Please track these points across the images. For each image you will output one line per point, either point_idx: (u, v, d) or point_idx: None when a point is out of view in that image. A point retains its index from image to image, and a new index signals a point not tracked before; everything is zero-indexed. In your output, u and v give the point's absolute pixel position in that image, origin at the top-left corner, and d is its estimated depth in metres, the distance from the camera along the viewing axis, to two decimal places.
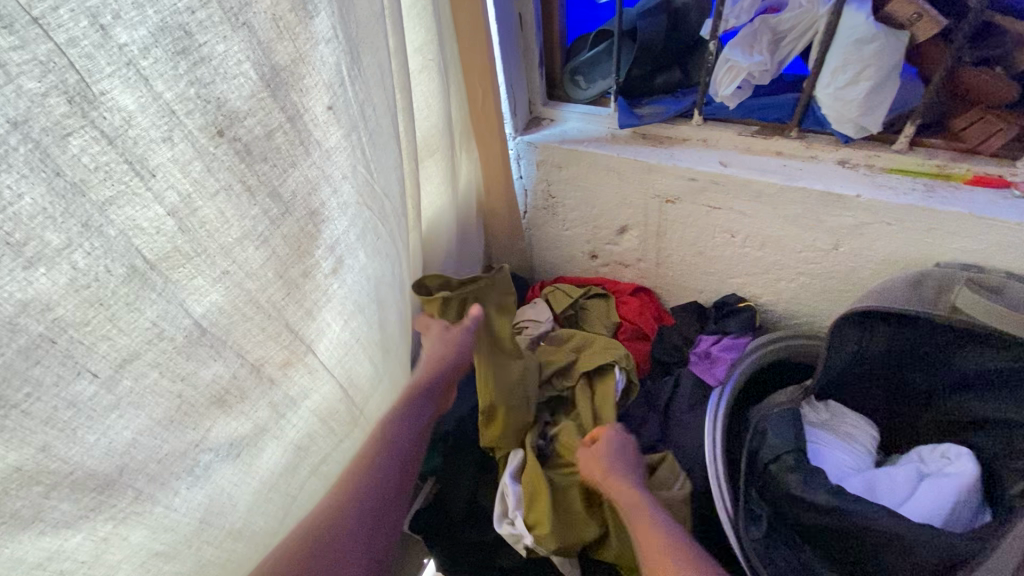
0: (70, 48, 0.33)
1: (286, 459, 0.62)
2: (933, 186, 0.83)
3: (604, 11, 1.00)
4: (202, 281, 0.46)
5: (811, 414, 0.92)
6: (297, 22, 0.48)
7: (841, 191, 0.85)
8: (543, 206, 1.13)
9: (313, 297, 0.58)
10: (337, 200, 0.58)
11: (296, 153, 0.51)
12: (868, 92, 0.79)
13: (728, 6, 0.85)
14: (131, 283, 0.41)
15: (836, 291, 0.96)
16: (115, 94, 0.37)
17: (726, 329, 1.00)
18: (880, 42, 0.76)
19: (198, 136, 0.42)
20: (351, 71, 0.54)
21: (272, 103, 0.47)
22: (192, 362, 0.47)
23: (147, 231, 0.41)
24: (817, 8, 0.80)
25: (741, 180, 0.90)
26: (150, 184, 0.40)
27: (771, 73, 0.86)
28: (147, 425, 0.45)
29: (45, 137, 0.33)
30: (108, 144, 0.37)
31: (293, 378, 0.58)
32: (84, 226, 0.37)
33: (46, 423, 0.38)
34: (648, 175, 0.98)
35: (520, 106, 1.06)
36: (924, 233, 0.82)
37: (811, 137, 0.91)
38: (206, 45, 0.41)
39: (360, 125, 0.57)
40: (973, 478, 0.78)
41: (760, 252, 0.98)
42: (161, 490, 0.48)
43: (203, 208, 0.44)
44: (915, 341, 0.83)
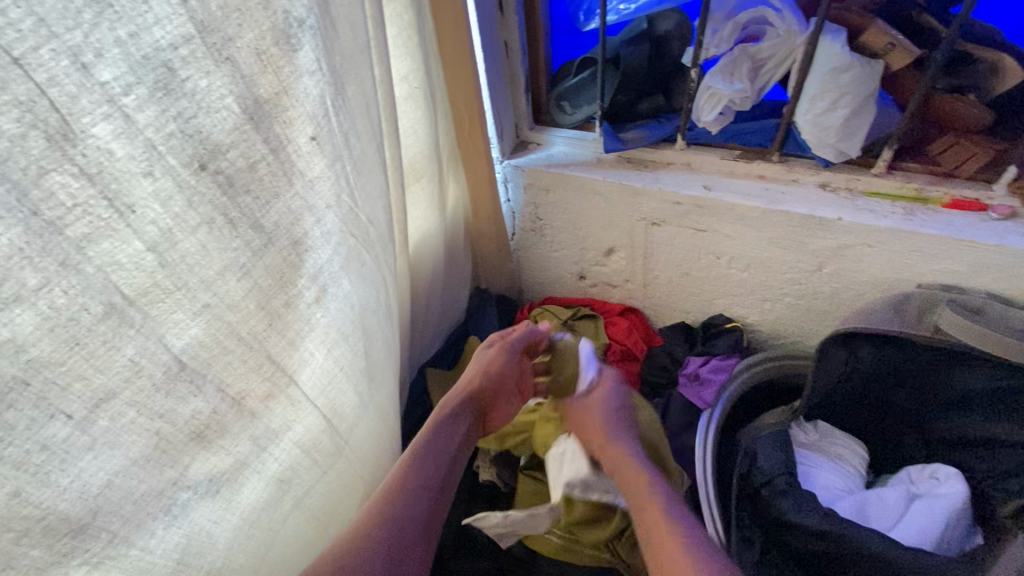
0: (50, 86, 0.33)
1: (269, 493, 0.60)
2: (912, 209, 0.85)
3: (588, 38, 1.02)
4: (182, 315, 0.45)
5: (800, 435, 0.92)
6: (281, 55, 0.48)
7: (823, 214, 0.86)
8: (530, 228, 1.14)
9: (296, 327, 0.57)
10: (321, 229, 0.57)
11: (279, 184, 0.51)
12: (844, 119, 0.81)
13: (708, 35, 0.86)
14: (109, 320, 0.40)
15: (821, 311, 0.97)
16: (96, 131, 0.36)
17: (714, 351, 1.02)
18: (854, 72, 0.78)
19: (179, 170, 0.42)
20: (335, 102, 0.55)
21: (255, 135, 0.47)
22: (171, 400, 0.46)
23: (126, 267, 0.40)
24: (794, 38, 0.81)
25: (725, 203, 0.92)
26: (129, 220, 0.40)
27: (752, 100, 0.88)
28: (123, 465, 0.44)
29: (23, 177, 0.33)
30: (87, 181, 0.37)
31: (275, 411, 0.57)
32: (62, 265, 0.36)
33: (16, 468, 0.37)
34: (634, 199, 0.99)
35: (507, 131, 1.07)
36: (905, 254, 0.84)
37: (792, 160, 0.93)
38: (189, 80, 0.41)
39: (344, 154, 0.58)
40: (963, 500, 0.79)
41: (746, 273, 0.99)
42: (136, 532, 0.47)
43: (183, 242, 0.44)
44: (901, 362, 0.84)
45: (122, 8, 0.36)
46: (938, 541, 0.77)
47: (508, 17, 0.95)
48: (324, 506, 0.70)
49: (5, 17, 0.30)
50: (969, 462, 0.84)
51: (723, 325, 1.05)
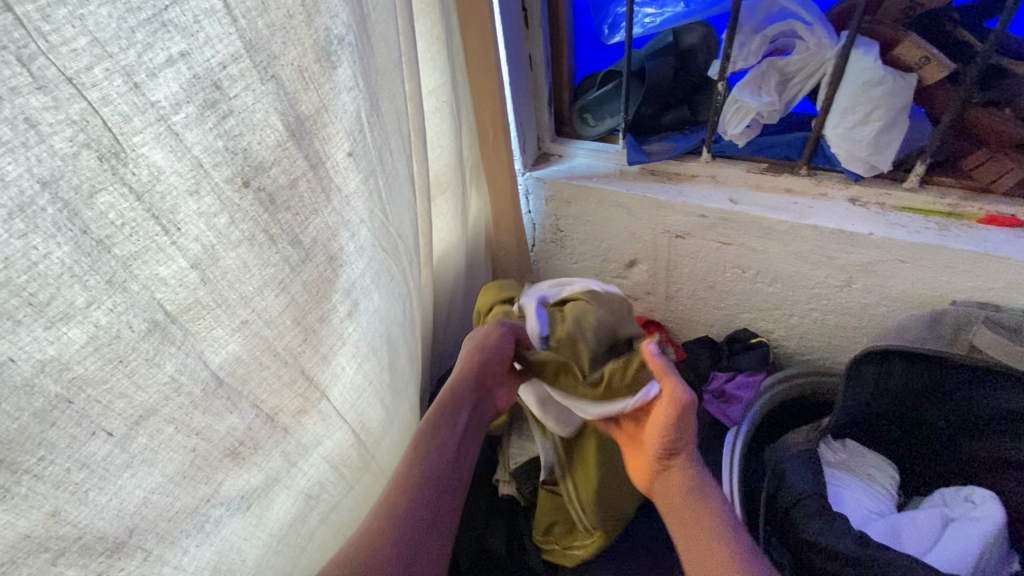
0: (103, 106, 0.33)
1: (297, 509, 0.60)
2: (946, 224, 0.83)
3: (613, 51, 1.02)
4: (221, 331, 0.45)
5: (828, 454, 0.90)
6: (321, 73, 0.48)
7: (853, 228, 0.85)
8: (551, 240, 1.13)
9: (328, 342, 0.57)
10: (355, 244, 0.57)
11: (318, 201, 0.51)
12: (877, 132, 0.80)
13: (736, 49, 0.86)
14: (152, 338, 0.40)
15: (850, 327, 0.95)
16: (146, 149, 0.36)
17: (738, 367, 1.00)
18: (888, 85, 0.77)
19: (224, 187, 0.42)
20: (371, 117, 0.55)
21: (296, 151, 0.47)
22: (208, 417, 0.46)
23: (170, 284, 0.40)
24: (824, 52, 0.80)
25: (752, 217, 0.90)
26: (175, 237, 0.40)
27: (780, 113, 0.88)
28: (160, 482, 0.43)
29: (74, 197, 0.33)
30: (136, 199, 0.37)
31: (306, 426, 0.57)
32: (109, 283, 0.36)
33: (57, 486, 0.36)
34: (658, 211, 0.98)
35: (529, 142, 1.06)
36: (938, 271, 0.82)
37: (820, 174, 0.92)
38: (236, 98, 0.41)
39: (378, 168, 0.57)
40: (999, 524, 0.77)
41: (772, 288, 0.97)
42: (170, 550, 0.46)
43: (225, 258, 0.44)
44: (936, 381, 0.82)
45: (173, 28, 0.36)
46: (975, 565, 0.75)
47: (534, 30, 0.95)
48: (349, 522, 0.69)
49: (62, 37, 0.30)
50: (1008, 485, 0.81)
51: (748, 340, 1.03)
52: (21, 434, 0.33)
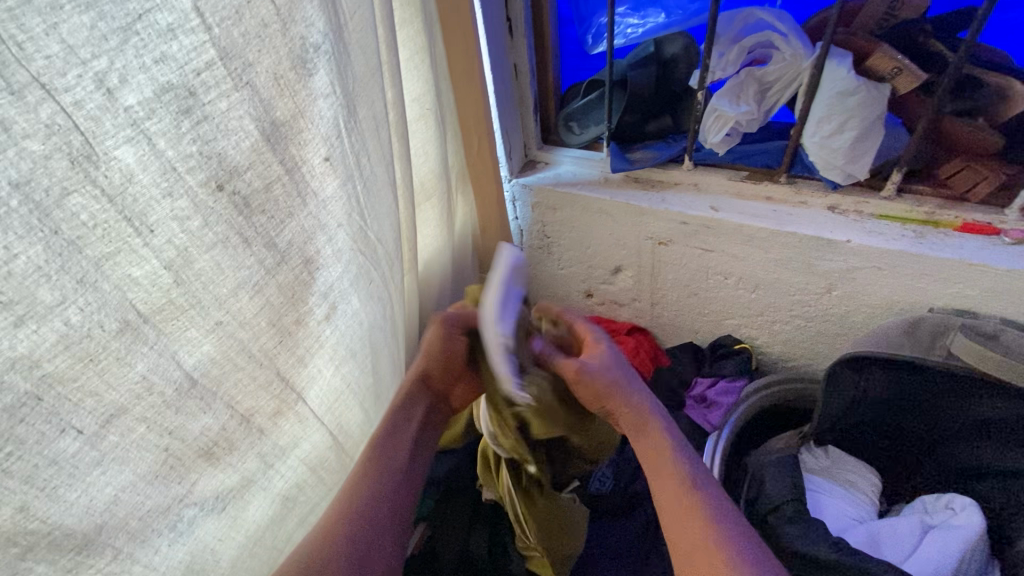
0: (75, 110, 0.34)
1: (273, 510, 0.60)
2: (922, 232, 0.84)
3: (596, 61, 1.04)
4: (195, 332, 0.46)
5: (808, 460, 0.91)
6: (297, 80, 0.49)
7: (831, 236, 0.86)
8: (537, 246, 1.14)
9: (305, 344, 0.57)
10: (332, 248, 0.58)
11: (294, 205, 0.52)
12: (852, 141, 0.82)
13: (714, 58, 0.87)
14: (124, 337, 0.41)
15: (831, 333, 0.96)
16: (119, 153, 0.37)
17: (721, 372, 1.02)
18: (861, 94, 0.79)
19: (198, 191, 0.43)
20: (348, 124, 0.56)
21: (272, 156, 0.48)
22: (181, 416, 0.46)
23: (143, 285, 0.41)
24: (800, 62, 0.82)
25: (733, 224, 0.92)
26: (148, 239, 0.41)
27: (759, 121, 0.89)
28: (131, 480, 0.44)
29: (45, 198, 0.34)
30: (108, 202, 0.38)
31: (283, 428, 0.58)
32: (80, 283, 0.37)
33: (25, 482, 0.37)
34: (641, 218, 0.99)
35: (515, 150, 1.08)
36: (915, 277, 0.83)
37: (800, 182, 0.93)
38: (210, 104, 0.42)
39: (355, 174, 0.59)
40: (979, 532, 0.77)
41: (754, 294, 0.98)
42: (141, 549, 0.46)
43: (199, 260, 0.45)
44: (913, 388, 0.83)
45: (147, 35, 0.37)
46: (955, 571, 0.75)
47: (518, 40, 0.97)
48: None
49: (35, 44, 0.32)
50: (986, 491, 0.82)
51: (732, 346, 1.04)
52: None
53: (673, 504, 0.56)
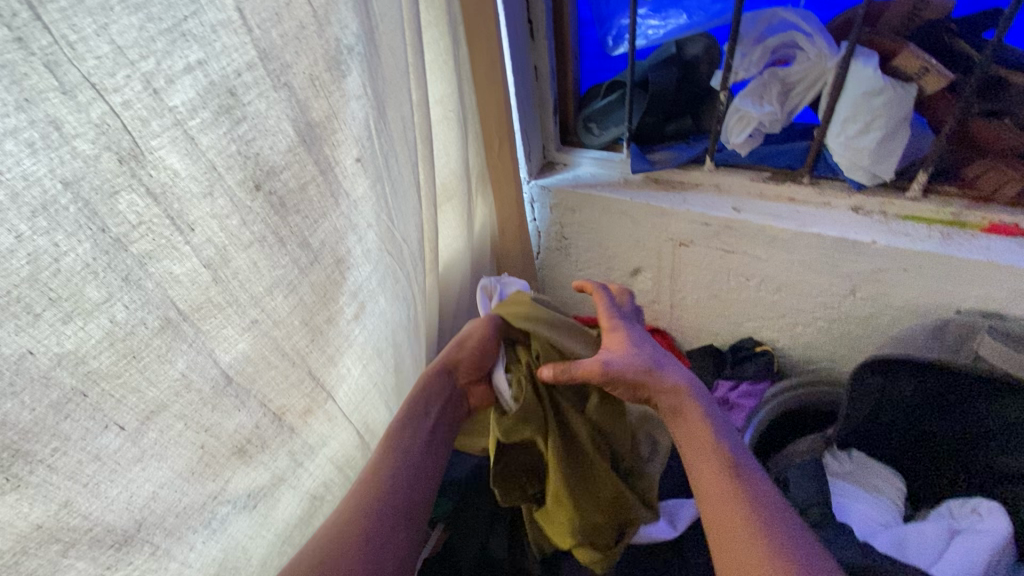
0: (124, 109, 0.35)
1: (302, 509, 0.60)
2: (949, 233, 0.83)
3: (616, 62, 1.04)
4: (232, 330, 0.46)
5: (832, 464, 0.91)
6: (332, 81, 0.50)
7: (856, 237, 0.85)
8: (555, 247, 1.14)
9: (335, 343, 0.58)
10: (362, 248, 0.59)
11: (327, 204, 0.52)
12: (879, 141, 0.81)
13: (737, 59, 0.87)
14: (164, 335, 0.41)
15: (854, 336, 0.95)
16: (163, 152, 0.38)
17: (742, 375, 1.01)
18: (887, 95, 0.77)
19: (237, 190, 0.44)
20: (378, 125, 0.56)
21: (307, 157, 0.49)
22: (217, 414, 0.47)
23: (183, 283, 0.42)
24: (825, 62, 0.82)
25: (755, 225, 0.91)
26: (188, 238, 0.41)
27: (782, 122, 0.88)
28: (168, 477, 0.44)
29: (94, 197, 0.35)
30: (153, 201, 0.38)
31: (312, 427, 0.58)
32: (125, 280, 0.38)
33: (70, 478, 0.37)
34: (662, 220, 0.99)
35: (535, 151, 1.08)
36: (942, 279, 0.82)
37: (823, 183, 0.93)
38: (249, 104, 0.43)
39: (384, 175, 0.59)
40: (1007, 536, 0.76)
41: (776, 296, 0.98)
42: (177, 545, 0.47)
43: (236, 259, 0.45)
44: (941, 390, 0.81)
45: (193, 37, 0.38)
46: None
47: (539, 42, 0.97)
48: None
49: (87, 46, 0.32)
50: (1015, 497, 0.80)
51: (752, 348, 1.03)
52: (37, 424, 0.35)
53: (708, 485, 0.55)
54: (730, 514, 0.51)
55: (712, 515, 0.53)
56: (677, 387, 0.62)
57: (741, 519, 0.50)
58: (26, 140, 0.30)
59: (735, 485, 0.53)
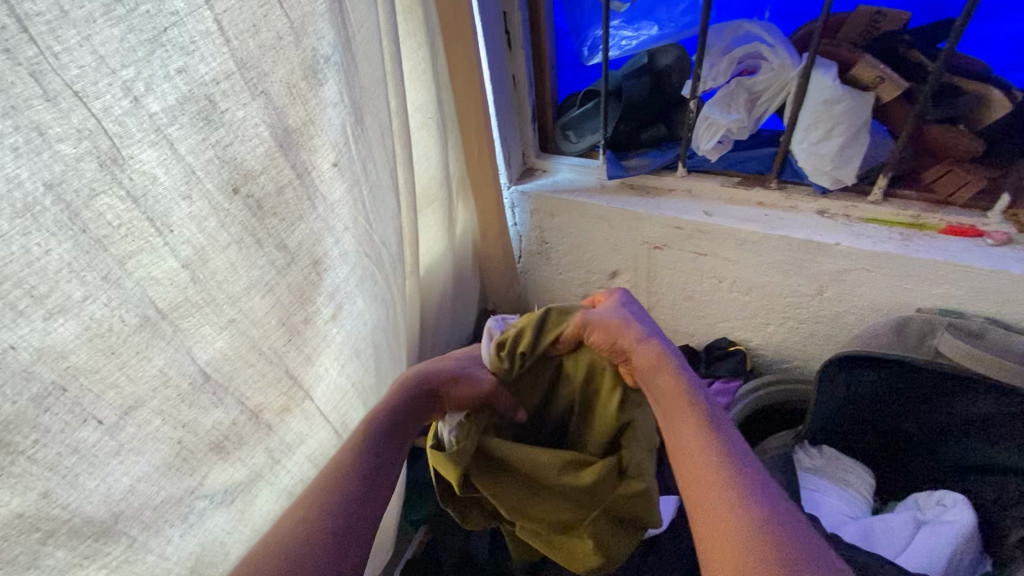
0: (105, 116, 0.37)
1: (280, 506, 0.61)
2: (909, 235, 0.87)
3: (592, 71, 1.07)
4: (209, 329, 0.48)
5: (804, 459, 0.93)
6: (308, 89, 0.52)
7: (821, 239, 0.88)
8: (535, 252, 1.17)
9: (313, 342, 0.60)
10: (340, 250, 0.61)
11: (304, 208, 0.54)
12: (839, 147, 0.85)
13: (705, 69, 0.90)
14: (143, 332, 0.43)
15: (823, 335, 0.98)
16: (143, 157, 0.40)
17: (716, 373, 1.03)
18: (846, 103, 0.82)
19: (215, 194, 0.46)
20: (355, 132, 0.59)
21: (284, 161, 0.51)
22: (195, 410, 0.48)
23: (162, 282, 0.44)
24: (788, 71, 0.86)
25: (726, 228, 0.94)
26: (167, 239, 0.43)
27: (750, 129, 0.92)
28: (146, 471, 0.46)
29: (76, 198, 0.37)
30: (132, 202, 0.40)
31: (290, 424, 0.59)
32: (105, 279, 0.39)
33: (49, 469, 0.39)
34: (637, 224, 1.02)
35: (514, 158, 1.11)
36: (902, 279, 0.86)
37: (790, 187, 0.96)
38: (228, 111, 0.45)
39: (361, 179, 0.61)
40: (970, 527, 0.79)
41: (748, 297, 1.01)
42: (154, 538, 0.48)
43: (214, 260, 0.47)
44: (904, 385, 0.84)
45: (172, 47, 0.40)
46: (945, 566, 0.77)
47: (516, 52, 1.00)
48: None
49: (70, 56, 0.34)
50: (976, 488, 0.83)
51: (726, 348, 1.06)
52: (18, 417, 0.36)
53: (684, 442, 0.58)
54: (703, 467, 0.55)
55: (687, 467, 0.56)
56: (655, 350, 0.63)
57: (715, 474, 0.54)
58: (11, 144, 0.32)
59: (707, 444, 0.56)
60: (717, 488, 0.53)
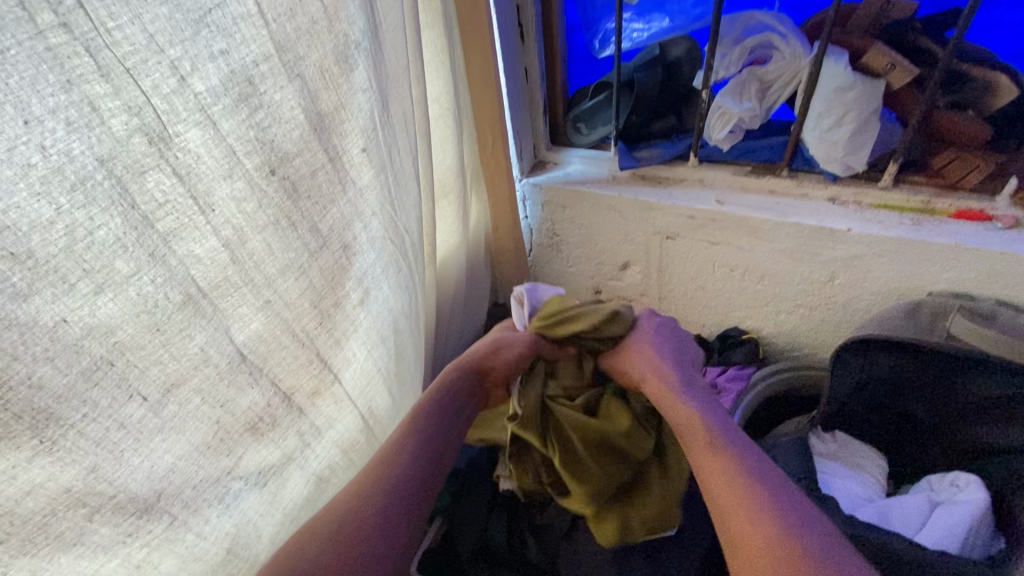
0: (154, 93, 0.38)
1: (309, 490, 0.62)
2: (919, 220, 0.88)
3: (603, 65, 1.08)
4: (246, 309, 0.49)
5: (818, 445, 0.93)
6: (340, 74, 0.53)
7: (833, 225, 0.89)
8: (547, 244, 1.18)
9: (342, 327, 0.60)
10: (367, 235, 0.61)
11: (335, 191, 0.55)
12: (851, 134, 0.86)
13: (717, 59, 0.92)
14: (186, 310, 0.43)
15: (834, 322, 0.99)
16: (188, 136, 0.41)
17: (730, 361, 1.05)
18: (858, 90, 0.83)
19: (254, 175, 0.46)
20: (382, 118, 0.59)
21: (317, 145, 0.52)
22: (232, 390, 0.49)
23: (204, 261, 0.44)
24: (800, 59, 0.87)
25: (738, 216, 0.95)
26: (209, 218, 0.44)
27: (761, 118, 0.94)
28: (186, 449, 0.46)
29: (126, 174, 0.37)
30: (178, 180, 0.41)
31: (320, 408, 0.60)
32: (151, 256, 0.40)
33: (97, 444, 0.39)
34: (649, 214, 1.03)
35: (526, 151, 1.12)
36: (913, 263, 0.87)
37: (801, 176, 0.97)
38: (266, 93, 0.46)
39: (388, 166, 0.62)
40: (985, 505, 0.78)
41: (760, 285, 1.02)
42: (193, 517, 0.48)
43: (252, 241, 0.47)
44: (917, 368, 0.85)
45: (216, 28, 0.41)
46: (965, 541, 0.77)
47: (529, 45, 1.01)
48: None
49: (123, 33, 0.35)
50: (989, 469, 0.84)
51: (738, 336, 1.07)
52: (69, 390, 0.37)
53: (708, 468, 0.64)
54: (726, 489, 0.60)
55: (714, 491, 0.62)
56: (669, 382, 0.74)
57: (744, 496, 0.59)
58: (66, 118, 0.33)
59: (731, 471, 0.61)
60: (747, 516, 0.57)
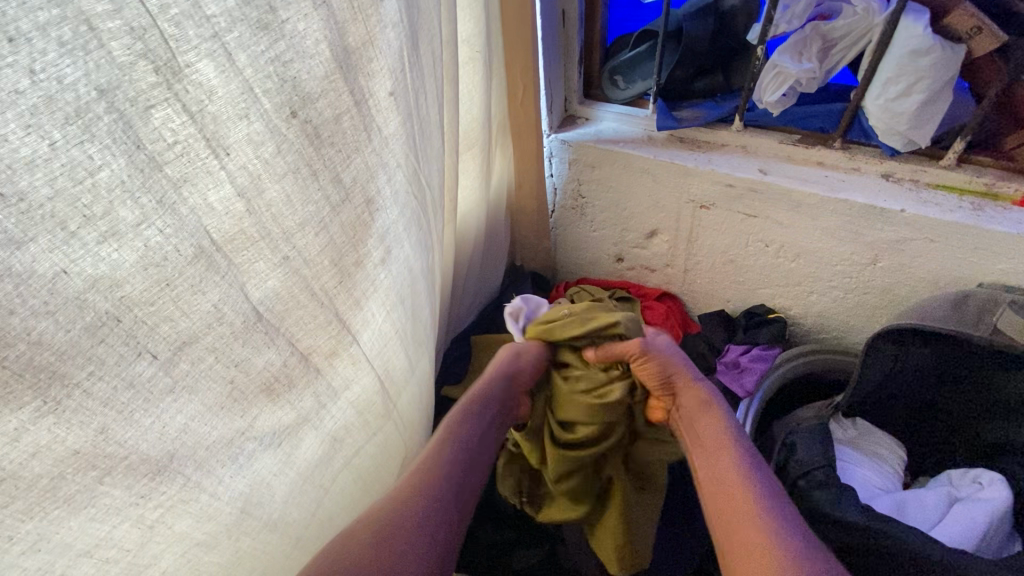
0: (160, 15, 0.33)
1: (323, 451, 0.60)
2: (980, 204, 0.82)
3: (648, 12, 0.99)
4: (263, 265, 0.45)
5: (837, 431, 0.91)
6: (369, 3, 0.47)
7: (884, 204, 0.84)
8: (571, 206, 1.12)
9: (362, 287, 0.56)
10: (391, 189, 0.56)
11: (359, 139, 0.50)
12: (920, 104, 0.78)
13: (779, 11, 0.82)
14: (198, 264, 0.40)
15: (869, 307, 0.95)
16: (200, 67, 0.36)
17: (755, 340, 1.01)
18: (935, 55, 0.74)
19: (273, 116, 0.41)
20: (411, 56, 0.54)
21: (342, 85, 0.46)
22: (247, 349, 0.46)
23: (217, 211, 0.40)
24: (872, 17, 0.79)
25: (782, 188, 0.89)
26: (223, 163, 0.39)
27: (819, 82, 0.85)
28: (199, 410, 0.44)
29: (129, 108, 0.33)
30: (188, 118, 0.36)
31: (337, 369, 0.57)
32: (160, 203, 0.36)
33: (105, 404, 0.37)
34: (685, 180, 0.96)
35: (556, 102, 1.04)
36: (967, 251, 0.82)
37: (855, 148, 0.91)
38: (288, 22, 0.40)
39: (414, 113, 0.57)
40: (1007, 504, 0.77)
41: (794, 263, 0.97)
42: (207, 478, 0.47)
43: (270, 190, 0.43)
44: (951, 361, 0.82)
45: None
46: (982, 538, 0.75)
47: None
48: (369, 467, 0.70)
49: None
50: (1017, 469, 0.82)
51: (765, 315, 1.03)
52: (71, 347, 0.34)
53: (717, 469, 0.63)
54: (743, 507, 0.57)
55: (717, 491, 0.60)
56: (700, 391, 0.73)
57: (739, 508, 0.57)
58: (58, 38, 0.28)
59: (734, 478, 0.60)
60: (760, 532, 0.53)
